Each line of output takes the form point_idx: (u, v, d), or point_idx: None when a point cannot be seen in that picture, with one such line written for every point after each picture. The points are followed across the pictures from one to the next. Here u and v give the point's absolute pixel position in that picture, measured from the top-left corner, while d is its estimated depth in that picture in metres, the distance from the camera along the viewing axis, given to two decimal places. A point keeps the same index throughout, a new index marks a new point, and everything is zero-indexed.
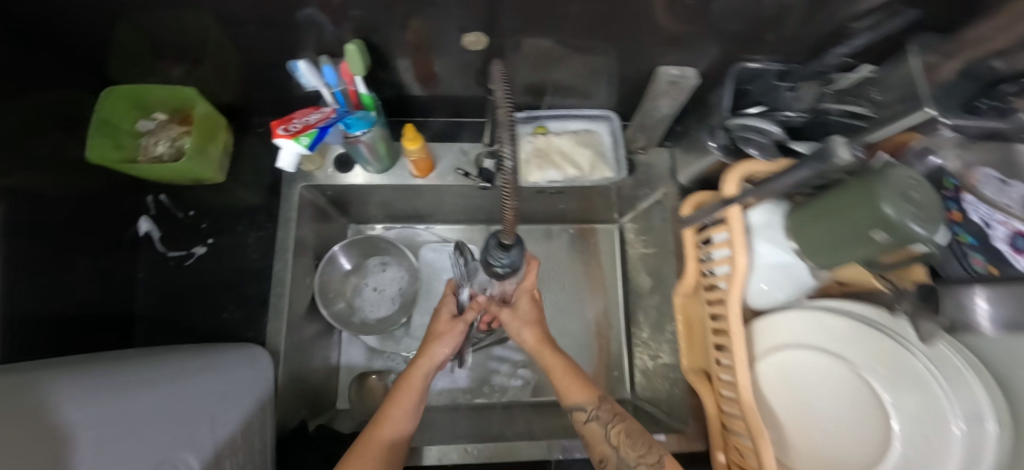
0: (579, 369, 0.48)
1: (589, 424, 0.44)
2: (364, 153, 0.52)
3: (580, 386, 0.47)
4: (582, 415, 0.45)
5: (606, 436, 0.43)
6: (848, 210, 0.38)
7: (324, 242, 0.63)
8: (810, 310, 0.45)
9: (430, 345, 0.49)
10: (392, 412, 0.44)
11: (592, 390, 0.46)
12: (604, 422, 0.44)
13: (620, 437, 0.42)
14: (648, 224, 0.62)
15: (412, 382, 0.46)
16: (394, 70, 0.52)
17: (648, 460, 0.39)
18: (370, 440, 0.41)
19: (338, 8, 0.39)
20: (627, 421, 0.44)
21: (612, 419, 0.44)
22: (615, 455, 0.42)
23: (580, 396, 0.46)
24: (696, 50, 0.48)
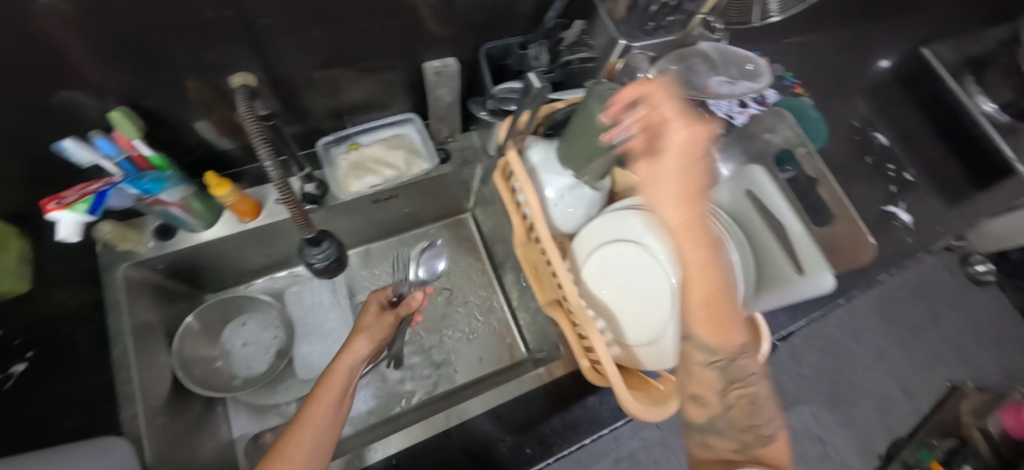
0: (721, 283, 0.37)
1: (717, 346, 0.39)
2: (178, 214, 0.53)
3: (715, 334, 0.38)
4: (702, 356, 0.38)
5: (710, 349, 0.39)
6: (582, 127, 0.48)
7: (174, 318, 0.61)
8: (610, 214, 0.54)
9: (355, 338, 0.47)
10: (314, 413, 0.40)
11: (735, 338, 0.38)
12: (727, 367, 0.38)
13: (744, 405, 0.39)
14: (484, 199, 0.69)
15: (334, 377, 0.43)
16: (184, 131, 0.54)
17: (746, 442, 0.38)
18: (282, 455, 0.37)
19: (89, 85, 0.42)
20: (752, 386, 0.40)
21: (740, 381, 0.39)
22: (710, 433, 0.39)
23: (717, 340, 0.38)
24: (450, 44, 0.57)
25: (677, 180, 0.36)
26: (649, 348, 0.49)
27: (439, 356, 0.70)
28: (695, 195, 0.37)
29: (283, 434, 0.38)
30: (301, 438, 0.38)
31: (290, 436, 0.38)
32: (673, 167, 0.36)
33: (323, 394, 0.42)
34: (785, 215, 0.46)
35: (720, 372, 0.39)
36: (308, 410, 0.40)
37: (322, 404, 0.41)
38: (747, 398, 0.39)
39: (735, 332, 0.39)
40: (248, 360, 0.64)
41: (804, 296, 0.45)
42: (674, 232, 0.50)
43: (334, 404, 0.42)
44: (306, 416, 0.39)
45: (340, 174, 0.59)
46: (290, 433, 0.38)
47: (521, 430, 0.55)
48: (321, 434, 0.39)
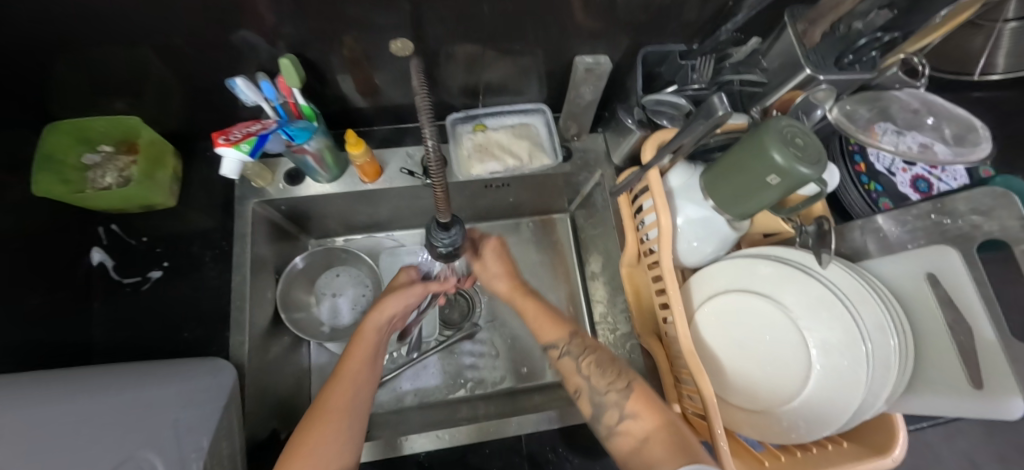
0: (548, 308, 0.53)
1: (563, 358, 0.49)
2: (312, 163, 0.54)
3: (552, 324, 0.51)
4: (557, 351, 0.50)
5: (577, 366, 0.48)
6: (746, 163, 0.43)
7: (283, 256, 0.64)
8: (743, 258, 0.49)
9: (383, 299, 0.50)
10: (349, 368, 0.46)
11: (566, 327, 0.51)
12: (575, 355, 0.48)
13: (590, 366, 0.47)
14: (593, 207, 0.66)
15: (363, 340, 0.48)
16: (331, 84, 0.55)
17: (617, 385, 0.44)
18: (325, 417, 0.42)
19: (270, 29, 0.43)
20: (596, 352, 0.48)
21: (583, 352, 0.48)
22: (588, 385, 0.46)
23: (551, 334, 0.50)
24: (607, 41, 0.53)
25: (503, 272, 0.54)
26: (757, 416, 0.45)
27: (509, 352, 0.69)
28: (506, 272, 0.54)
29: (324, 390, 0.45)
30: (342, 395, 0.44)
31: (330, 389, 0.45)
32: (489, 265, 0.55)
33: (354, 356, 0.47)
34: (975, 313, 0.37)
35: (585, 381, 0.46)
36: (344, 366, 0.47)
37: (358, 359, 0.47)
38: (594, 360, 0.47)
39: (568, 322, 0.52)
40: (335, 312, 0.66)
41: (973, 413, 0.38)
42: (820, 296, 0.44)
43: (368, 360, 0.48)
44: (345, 371, 0.46)
45: (463, 153, 0.58)
46: (329, 388, 0.45)
47: (591, 456, 0.53)
48: (354, 391, 0.45)
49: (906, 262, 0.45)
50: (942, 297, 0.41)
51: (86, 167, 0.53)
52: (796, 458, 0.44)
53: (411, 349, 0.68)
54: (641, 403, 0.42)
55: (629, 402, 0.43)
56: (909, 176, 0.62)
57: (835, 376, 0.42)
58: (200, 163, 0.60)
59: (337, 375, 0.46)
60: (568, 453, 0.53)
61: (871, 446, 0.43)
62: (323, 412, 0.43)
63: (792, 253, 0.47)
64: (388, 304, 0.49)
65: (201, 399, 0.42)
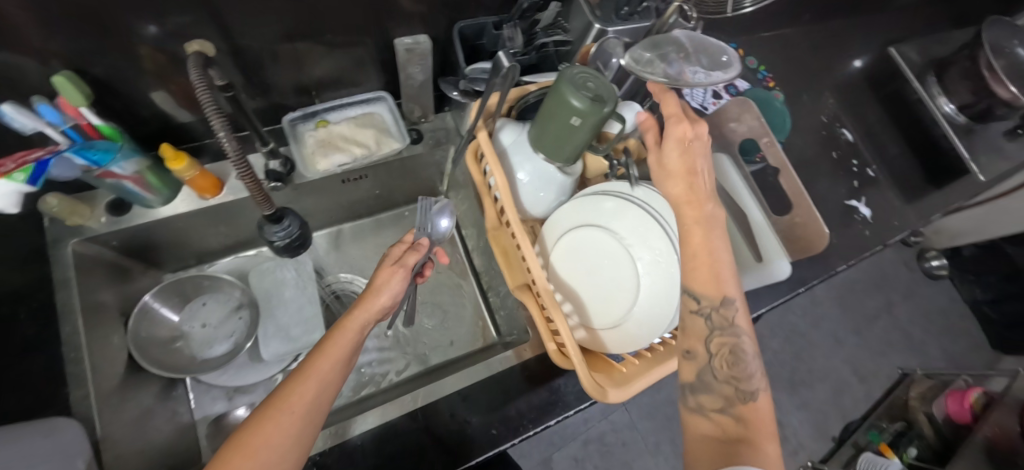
0: (729, 266, 0.42)
1: (695, 316, 0.42)
2: (131, 187, 0.50)
3: (713, 284, 0.41)
4: (691, 304, 0.42)
5: (706, 349, 0.42)
6: (554, 111, 0.48)
7: (130, 297, 0.59)
8: (577, 199, 0.55)
9: (380, 280, 0.45)
10: (321, 365, 0.39)
11: (723, 289, 0.41)
12: (711, 319, 0.41)
13: (725, 355, 0.41)
14: (457, 183, 0.69)
15: (352, 327, 0.42)
16: (136, 100, 0.51)
17: (734, 384, 0.41)
18: (281, 405, 0.36)
19: (29, 47, 0.39)
20: (736, 337, 0.41)
21: (723, 324, 0.41)
22: (702, 373, 0.42)
23: (707, 289, 0.41)
24: (423, 21, 0.55)
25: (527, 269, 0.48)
26: (612, 332, 0.50)
27: (410, 340, 0.70)
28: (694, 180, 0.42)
29: (289, 379, 0.38)
30: (305, 389, 0.37)
31: (292, 384, 0.37)
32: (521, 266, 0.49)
33: (331, 351, 0.40)
34: (745, 202, 0.47)
35: (707, 321, 0.41)
36: (318, 358, 0.39)
37: (326, 359, 0.39)
38: (730, 348, 0.41)
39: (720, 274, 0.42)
40: (209, 343, 0.62)
41: (757, 284, 0.48)
42: (639, 215, 0.50)
43: (344, 358, 0.40)
44: (314, 369, 0.38)
45: (307, 151, 0.57)
46: (294, 380, 0.37)
47: (487, 413, 0.55)
48: (326, 388, 0.38)
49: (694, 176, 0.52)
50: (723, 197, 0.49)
51: None
52: (648, 358, 0.49)
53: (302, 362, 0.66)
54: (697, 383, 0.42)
55: (738, 405, 0.40)
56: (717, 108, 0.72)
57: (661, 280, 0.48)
58: None
59: (304, 371, 0.38)
60: (466, 416, 0.55)
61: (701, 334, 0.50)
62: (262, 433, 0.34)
63: (614, 185, 0.54)
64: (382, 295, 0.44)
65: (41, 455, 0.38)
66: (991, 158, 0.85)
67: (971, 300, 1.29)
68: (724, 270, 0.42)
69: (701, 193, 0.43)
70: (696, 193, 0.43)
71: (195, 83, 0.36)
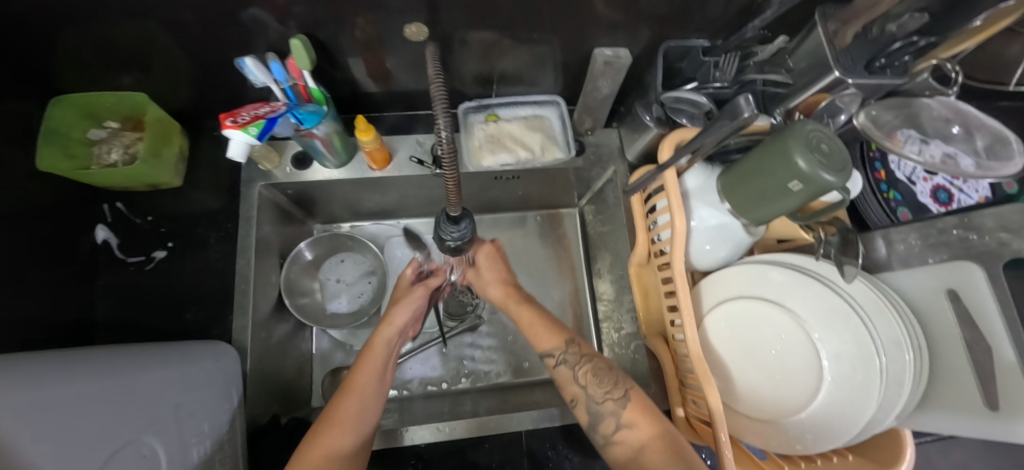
0: (545, 318, 0.52)
1: (558, 367, 0.48)
2: (320, 147, 0.53)
3: (549, 332, 0.50)
4: (552, 360, 0.49)
5: (574, 375, 0.46)
6: (767, 168, 0.42)
7: (288, 241, 0.64)
8: (752, 263, 0.48)
9: (393, 311, 0.53)
10: (358, 381, 0.46)
11: (561, 335, 0.49)
12: (572, 364, 0.47)
13: (587, 376, 0.45)
14: (603, 205, 0.65)
15: (374, 349, 0.50)
16: (341, 66, 0.54)
17: (614, 395, 0.43)
18: (333, 424, 0.42)
19: (282, 8, 0.41)
20: (593, 361, 0.47)
21: (579, 361, 0.47)
22: (583, 393, 0.45)
23: (549, 342, 0.49)
24: (628, 34, 0.51)
25: (499, 276, 0.57)
26: (763, 425, 0.44)
27: (513, 347, 0.68)
28: (501, 277, 0.57)
29: (336, 399, 0.45)
30: (349, 403, 0.44)
31: (339, 401, 0.44)
32: (483, 273, 0.58)
33: (365, 367, 0.48)
34: (994, 331, 0.36)
35: (581, 387, 0.45)
36: (354, 379, 0.46)
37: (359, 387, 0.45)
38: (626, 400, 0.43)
39: (565, 329, 0.51)
40: (337, 297, 0.66)
41: (984, 434, 0.37)
42: (832, 305, 0.43)
43: (377, 370, 0.48)
44: (355, 384, 0.46)
45: (474, 143, 0.57)
46: (338, 398, 0.45)
47: (590, 456, 0.52)
48: (366, 401, 0.45)
49: (930, 279, 0.43)
50: (961, 314, 0.40)
51: (92, 142, 0.52)
52: (798, 468, 0.44)
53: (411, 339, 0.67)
54: (637, 409, 0.42)
55: (626, 412, 0.42)
56: (930, 186, 0.60)
57: (848, 389, 0.41)
58: (208, 143, 0.59)
59: (348, 387, 0.46)
60: (567, 452, 0.52)
61: (876, 462, 0.42)
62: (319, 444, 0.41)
63: (802, 260, 0.47)
64: (397, 312, 0.53)
65: (197, 385, 0.42)
66: None
67: None
68: (558, 324, 0.51)
69: (506, 287, 0.56)
70: (509, 293, 0.56)
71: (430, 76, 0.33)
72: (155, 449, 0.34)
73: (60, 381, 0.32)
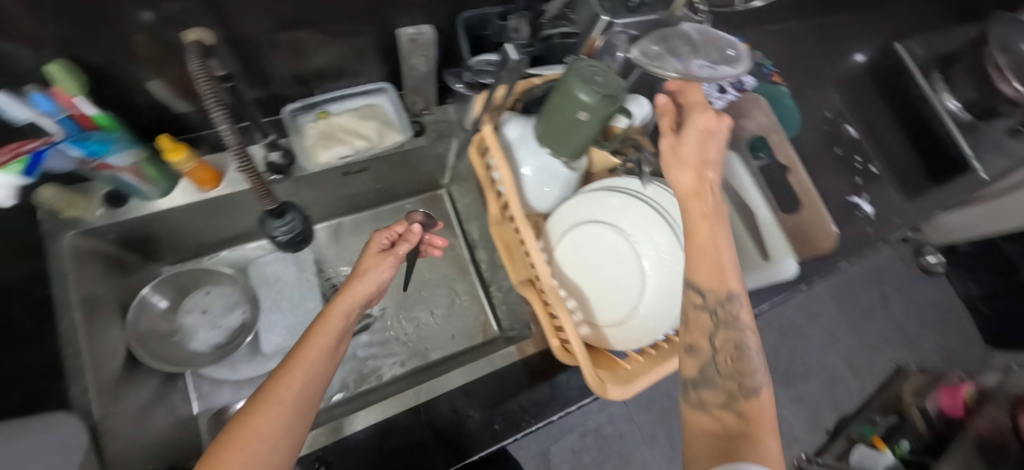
0: (726, 239, 0.40)
1: (699, 312, 0.38)
2: (128, 178, 0.49)
3: (714, 273, 0.38)
4: (697, 306, 0.39)
5: (686, 296, 0.40)
6: (560, 105, 0.47)
7: (128, 290, 0.58)
8: (584, 193, 0.53)
9: (353, 282, 0.46)
10: (305, 355, 0.38)
11: (726, 276, 0.38)
12: (714, 310, 0.38)
13: (727, 345, 0.37)
14: (459, 178, 0.68)
15: (329, 324, 0.42)
16: (131, 90, 0.50)
17: (710, 306, 0.38)
18: (272, 396, 0.34)
19: (20, 34, 0.38)
20: (727, 276, 0.38)
21: (724, 304, 0.38)
22: (688, 304, 0.40)
23: (709, 279, 0.39)
24: (426, 11, 0.54)
25: (695, 146, 0.42)
26: (614, 329, 0.50)
27: (410, 333, 0.69)
28: (703, 162, 0.42)
29: (277, 371, 0.37)
30: (293, 378, 0.36)
31: (279, 376, 0.36)
32: (683, 149, 0.43)
33: (318, 338, 0.40)
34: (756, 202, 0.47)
35: (711, 316, 0.38)
36: (303, 349, 0.39)
37: (323, 332, 0.41)
38: (734, 344, 0.38)
39: (726, 268, 0.40)
40: (207, 328, 0.62)
41: (763, 283, 0.47)
42: (647, 212, 0.50)
43: (331, 346, 0.41)
44: (301, 356, 0.38)
45: (307, 142, 0.56)
46: (279, 373, 0.37)
47: (489, 408, 0.55)
48: (313, 376, 0.38)
49: None
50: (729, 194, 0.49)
51: None
52: (653, 356, 0.49)
53: None
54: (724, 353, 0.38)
55: (718, 336, 0.38)
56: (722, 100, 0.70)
57: (669, 277, 0.48)
58: None
59: (292, 359, 0.38)
60: (468, 411, 0.55)
61: None
62: (249, 424, 0.32)
63: (618, 182, 0.54)
64: (361, 280, 0.46)
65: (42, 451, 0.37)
66: (990, 155, 0.85)
67: (965, 295, 1.31)
68: (725, 259, 0.39)
69: (702, 179, 0.42)
70: (704, 183, 0.41)
71: (197, 78, 0.34)
72: None
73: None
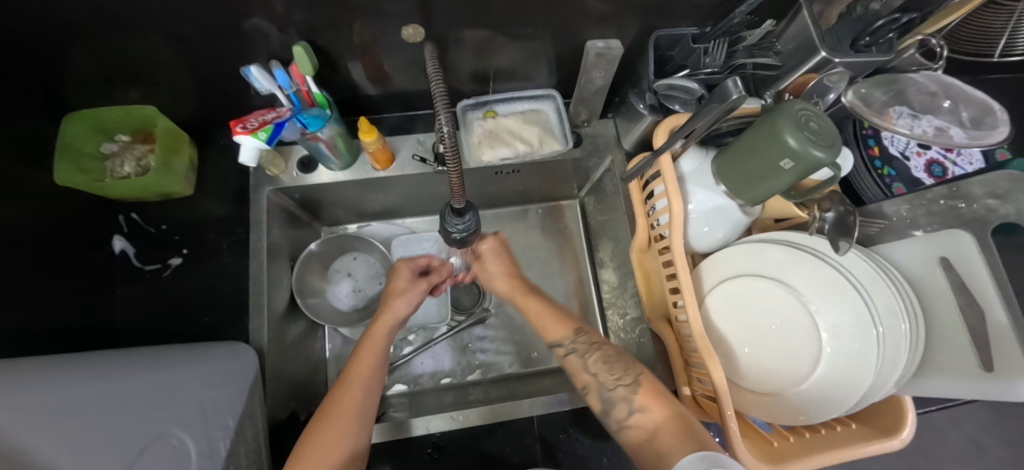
0: (552, 307, 0.52)
1: (568, 357, 0.48)
2: (324, 150, 0.55)
3: (556, 322, 0.50)
4: (562, 348, 0.49)
5: (583, 364, 0.47)
6: (757, 147, 0.43)
7: (297, 243, 0.66)
8: (753, 242, 0.49)
9: (393, 301, 0.52)
10: (359, 371, 0.46)
11: (571, 324, 0.50)
12: (582, 353, 0.47)
13: (596, 363, 0.46)
14: (602, 194, 0.67)
15: (374, 339, 0.49)
16: (340, 71, 0.55)
17: (623, 381, 0.44)
18: (337, 412, 0.42)
19: (283, 17, 0.43)
20: (603, 349, 0.48)
21: (589, 349, 0.47)
22: (595, 381, 0.46)
23: (562, 332, 0.49)
24: (619, 26, 0.52)
25: (503, 270, 0.56)
26: (767, 397, 0.46)
27: (520, 337, 0.70)
28: (508, 271, 0.57)
29: (336, 389, 0.44)
30: (352, 393, 0.44)
31: (339, 392, 0.44)
32: (489, 267, 0.57)
33: (365, 355, 0.48)
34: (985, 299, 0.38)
35: (592, 376, 0.46)
36: (354, 366, 0.46)
37: (369, 348, 0.48)
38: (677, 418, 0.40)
39: (573, 318, 0.51)
40: (351, 291, 0.68)
41: (981, 397, 0.39)
42: (832, 280, 0.44)
43: (378, 361, 0.48)
44: (354, 374, 0.45)
45: (473, 139, 0.58)
46: (338, 391, 0.44)
47: (600, 437, 0.54)
48: (366, 392, 0.45)
49: (917, 247, 0.44)
50: (955, 281, 0.41)
51: (106, 157, 0.54)
52: (807, 440, 0.44)
53: (422, 335, 0.69)
54: (650, 396, 0.42)
55: (638, 397, 0.42)
56: (923, 160, 0.61)
57: (848, 359, 0.42)
58: (215, 153, 0.61)
59: (347, 376, 0.46)
60: (578, 435, 0.54)
61: (880, 428, 0.43)
62: (320, 429, 0.41)
63: (798, 236, 0.48)
64: (399, 300, 0.52)
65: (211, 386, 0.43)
66: None
67: None
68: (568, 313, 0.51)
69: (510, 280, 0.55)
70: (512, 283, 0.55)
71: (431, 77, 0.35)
72: (183, 442, 0.37)
73: (75, 382, 0.35)
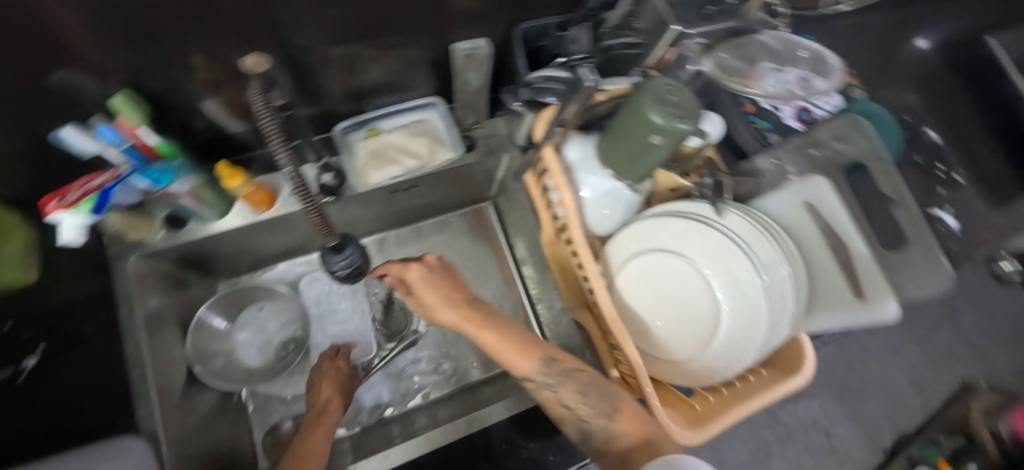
0: (513, 333, 0.44)
1: (541, 391, 0.43)
2: (189, 203, 0.50)
3: (519, 355, 0.43)
4: (533, 383, 0.42)
5: (558, 398, 0.42)
6: (629, 127, 0.43)
7: (189, 307, 0.60)
8: (646, 218, 0.50)
9: (323, 387, 0.54)
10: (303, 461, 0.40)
11: (539, 354, 0.43)
12: (555, 387, 0.42)
13: (573, 395, 0.41)
14: (508, 193, 0.66)
15: (318, 435, 0.45)
16: (190, 113, 0.50)
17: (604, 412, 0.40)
18: None
19: (86, 66, 0.37)
20: (578, 376, 0.43)
21: (561, 380, 0.42)
22: (571, 414, 0.42)
23: (525, 365, 0.42)
24: (481, 23, 0.51)
25: (440, 299, 0.46)
26: (684, 365, 0.47)
27: (456, 350, 0.68)
28: (449, 296, 0.46)
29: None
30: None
31: None
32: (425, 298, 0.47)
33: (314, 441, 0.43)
34: (847, 234, 0.41)
35: (570, 412, 0.42)
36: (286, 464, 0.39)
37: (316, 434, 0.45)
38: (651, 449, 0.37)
39: (541, 344, 0.44)
40: (258, 345, 0.62)
41: (855, 324, 0.43)
42: (719, 241, 0.47)
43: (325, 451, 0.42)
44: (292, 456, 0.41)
45: (359, 162, 0.55)
46: None
47: (543, 437, 0.54)
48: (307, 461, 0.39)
49: (784, 197, 0.47)
50: (818, 222, 0.44)
51: None
52: (724, 396, 0.46)
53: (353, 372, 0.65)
54: (630, 420, 0.40)
55: (620, 422, 0.40)
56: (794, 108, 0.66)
57: (743, 314, 0.45)
58: None
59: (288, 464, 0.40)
60: (522, 440, 0.53)
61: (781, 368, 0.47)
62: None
63: (685, 204, 0.50)
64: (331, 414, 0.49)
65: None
66: None
67: None
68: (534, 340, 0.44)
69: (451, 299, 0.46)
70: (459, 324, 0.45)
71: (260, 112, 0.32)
72: None
73: None
